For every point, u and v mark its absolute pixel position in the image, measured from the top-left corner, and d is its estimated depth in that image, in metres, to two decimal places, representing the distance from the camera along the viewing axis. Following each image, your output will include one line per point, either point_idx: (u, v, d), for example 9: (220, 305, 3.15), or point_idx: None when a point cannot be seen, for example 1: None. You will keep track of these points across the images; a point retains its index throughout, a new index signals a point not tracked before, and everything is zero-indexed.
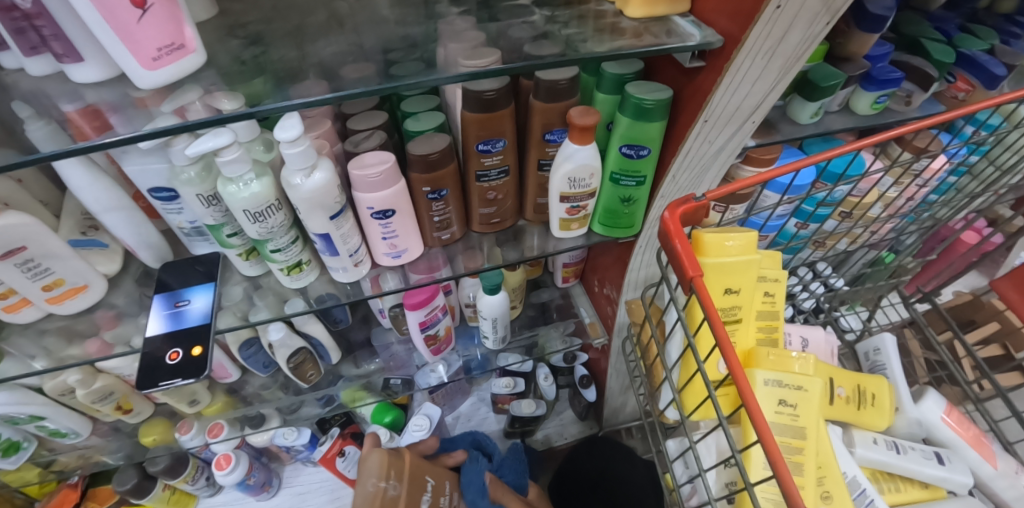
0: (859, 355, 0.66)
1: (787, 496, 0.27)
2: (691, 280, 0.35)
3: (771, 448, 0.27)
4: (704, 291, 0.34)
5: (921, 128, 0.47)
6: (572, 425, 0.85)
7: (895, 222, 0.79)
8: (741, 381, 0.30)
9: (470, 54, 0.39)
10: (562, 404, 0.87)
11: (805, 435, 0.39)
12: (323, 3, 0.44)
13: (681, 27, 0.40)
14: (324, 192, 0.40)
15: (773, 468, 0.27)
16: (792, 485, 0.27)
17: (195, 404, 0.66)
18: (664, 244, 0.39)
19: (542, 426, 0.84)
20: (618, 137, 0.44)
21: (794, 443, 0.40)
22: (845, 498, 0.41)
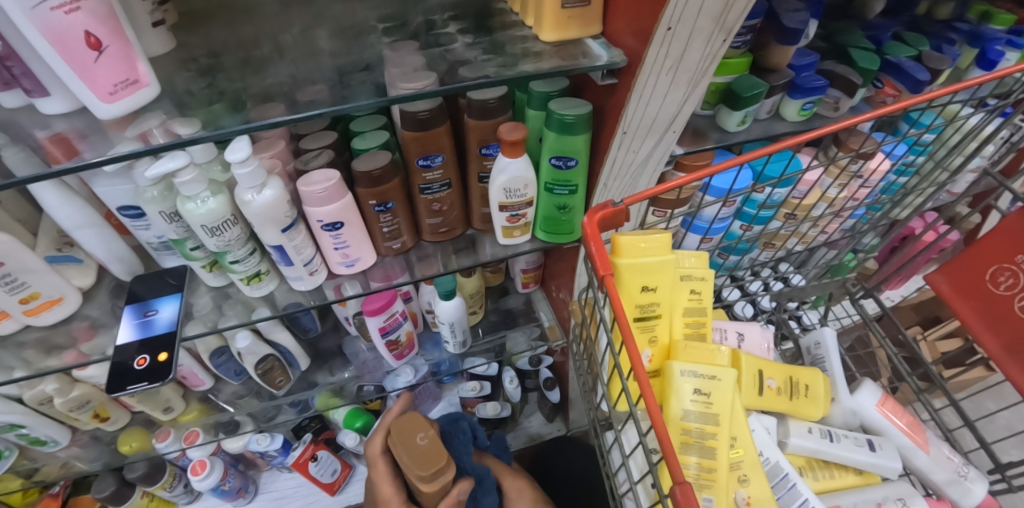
0: (803, 348, 0.68)
1: (671, 470, 0.29)
2: (602, 279, 0.38)
3: (659, 430, 0.30)
4: (614, 289, 0.37)
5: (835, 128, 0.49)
6: (541, 427, 0.87)
7: (845, 222, 0.83)
8: (639, 370, 0.33)
9: (408, 77, 0.42)
10: (531, 407, 0.89)
11: (719, 422, 0.42)
12: (271, 35, 0.48)
13: (593, 49, 0.44)
14: (275, 207, 0.44)
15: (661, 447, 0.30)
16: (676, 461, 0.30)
17: (169, 412, 0.68)
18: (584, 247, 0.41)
19: (511, 430, 0.86)
20: (547, 150, 0.48)
21: (709, 430, 0.42)
22: (761, 481, 0.44)
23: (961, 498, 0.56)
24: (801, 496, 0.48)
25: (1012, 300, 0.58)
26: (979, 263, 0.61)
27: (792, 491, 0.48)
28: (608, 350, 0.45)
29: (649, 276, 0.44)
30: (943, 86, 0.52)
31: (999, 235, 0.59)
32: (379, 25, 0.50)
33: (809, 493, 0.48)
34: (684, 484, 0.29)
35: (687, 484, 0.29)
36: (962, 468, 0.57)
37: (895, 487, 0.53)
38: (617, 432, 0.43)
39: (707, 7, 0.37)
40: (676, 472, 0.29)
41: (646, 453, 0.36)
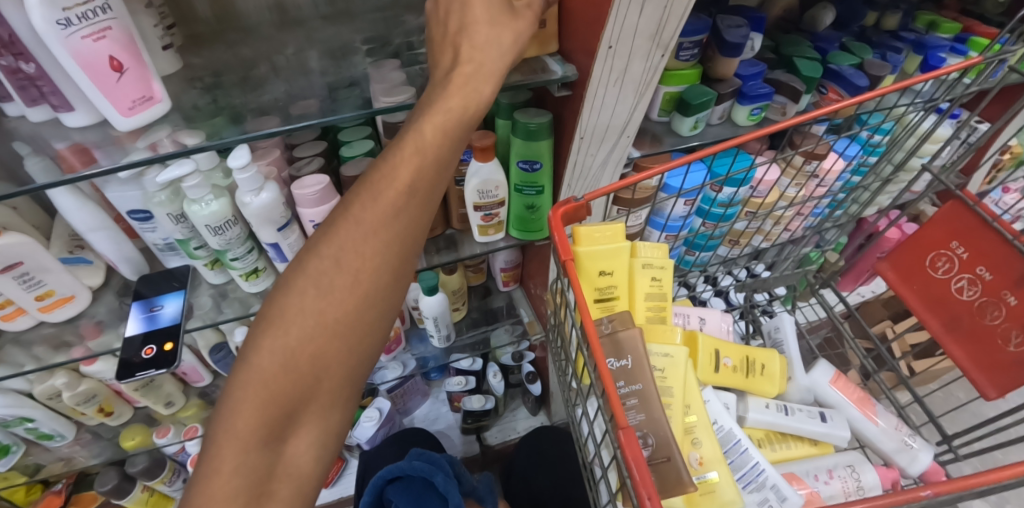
0: (763, 330, 0.72)
1: (615, 417, 0.33)
2: (563, 262, 0.42)
3: (604, 381, 0.34)
4: (572, 271, 0.41)
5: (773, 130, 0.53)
6: (524, 420, 0.94)
7: (805, 218, 0.90)
8: (592, 337, 0.37)
9: (388, 91, 0.48)
10: (515, 401, 0.95)
11: (673, 394, 0.47)
12: (266, 57, 0.54)
13: (551, 65, 0.50)
14: (271, 208, 0.49)
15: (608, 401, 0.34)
16: (620, 408, 0.34)
17: (170, 406, 0.73)
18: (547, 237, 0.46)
19: (496, 423, 0.93)
20: (515, 155, 0.54)
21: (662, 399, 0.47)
22: (712, 444, 0.47)
23: (909, 466, 0.59)
24: (751, 459, 0.50)
25: (949, 283, 0.64)
26: (918, 252, 0.67)
27: (743, 455, 0.50)
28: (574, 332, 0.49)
29: (606, 261, 0.49)
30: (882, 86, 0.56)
31: (933, 227, 0.65)
32: (363, 46, 0.55)
33: (759, 457, 0.50)
34: (626, 428, 0.33)
35: (630, 428, 0.33)
36: (910, 438, 0.60)
37: (846, 456, 0.57)
38: (583, 405, 0.46)
39: (642, 28, 0.43)
40: (619, 418, 0.33)
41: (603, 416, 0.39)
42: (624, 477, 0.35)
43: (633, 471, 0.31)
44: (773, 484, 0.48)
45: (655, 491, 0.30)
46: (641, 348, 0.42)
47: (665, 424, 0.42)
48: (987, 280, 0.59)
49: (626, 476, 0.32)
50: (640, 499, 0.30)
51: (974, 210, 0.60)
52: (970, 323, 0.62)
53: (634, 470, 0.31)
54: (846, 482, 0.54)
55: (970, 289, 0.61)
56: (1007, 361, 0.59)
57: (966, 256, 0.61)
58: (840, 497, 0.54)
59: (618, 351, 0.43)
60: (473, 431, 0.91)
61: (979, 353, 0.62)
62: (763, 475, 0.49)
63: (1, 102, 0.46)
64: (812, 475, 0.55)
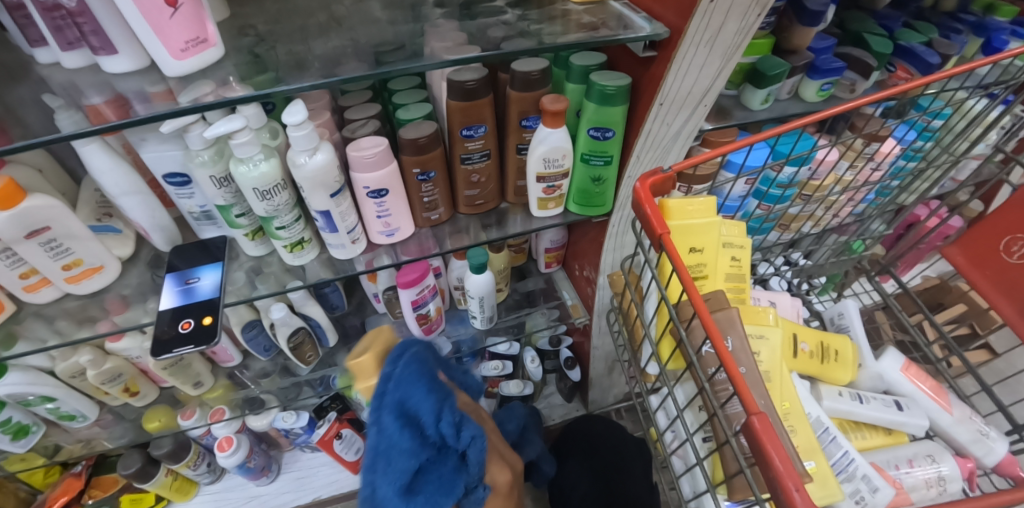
0: (825, 318, 0.68)
1: (745, 402, 0.31)
2: (660, 238, 0.39)
3: (729, 363, 0.31)
4: (672, 245, 0.37)
5: (859, 105, 0.49)
6: (559, 407, 0.89)
7: (855, 206, 0.77)
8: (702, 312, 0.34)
9: (454, 49, 0.43)
10: (549, 388, 0.91)
11: (770, 378, 0.45)
12: (323, 7, 0.48)
13: (635, 22, 0.46)
14: (325, 171, 0.46)
15: (732, 384, 0.32)
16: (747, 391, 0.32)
17: (198, 387, 0.68)
18: (636, 211, 0.42)
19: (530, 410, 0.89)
20: (586, 121, 0.50)
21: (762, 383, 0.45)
22: (808, 431, 0.45)
23: (984, 457, 0.55)
24: (841, 448, 0.48)
25: None
26: (989, 235, 0.62)
27: (833, 443, 0.49)
28: (658, 312, 0.46)
29: (694, 237, 0.46)
30: (989, 55, 0.51)
31: (1009, 212, 0.60)
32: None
33: (848, 446, 0.49)
34: (760, 413, 0.30)
35: (762, 414, 0.31)
36: (984, 428, 0.57)
37: (922, 446, 0.54)
38: (671, 391, 0.44)
39: None
40: (749, 404, 0.31)
41: (712, 401, 0.37)
42: (742, 463, 0.34)
43: (773, 460, 0.29)
44: (864, 475, 0.47)
45: (801, 480, 0.28)
46: (741, 328, 0.41)
47: (769, 410, 0.40)
48: None
49: (761, 466, 0.30)
50: (787, 490, 0.28)
51: None
52: None
53: (776, 460, 0.29)
54: (928, 473, 0.52)
55: None
56: None
57: None
58: (922, 489, 0.52)
59: (720, 332, 0.42)
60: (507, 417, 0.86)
61: None
62: (853, 465, 0.47)
63: (34, 47, 0.41)
64: (894, 465, 0.52)
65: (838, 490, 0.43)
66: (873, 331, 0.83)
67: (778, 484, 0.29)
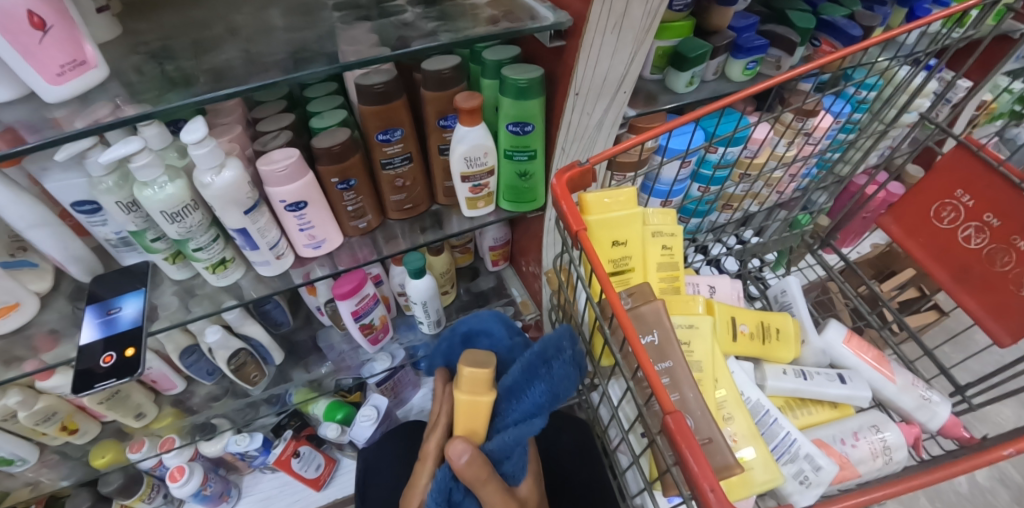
0: (769, 296, 0.69)
1: (661, 402, 0.31)
2: (577, 234, 0.37)
3: (644, 364, 0.31)
4: (588, 242, 0.36)
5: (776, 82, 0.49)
6: None
7: (797, 181, 0.78)
8: (618, 310, 0.34)
9: (359, 51, 0.42)
10: None
11: (702, 367, 0.45)
12: (220, 18, 0.47)
13: (541, 13, 0.45)
14: (235, 188, 0.44)
15: (649, 384, 0.31)
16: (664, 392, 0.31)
17: (141, 418, 0.66)
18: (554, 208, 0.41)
19: None
20: (504, 117, 0.49)
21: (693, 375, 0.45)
22: (744, 417, 0.45)
23: (929, 422, 0.56)
24: (782, 430, 0.49)
25: (956, 233, 0.59)
26: (922, 204, 0.62)
27: (773, 426, 0.49)
28: (587, 308, 0.45)
29: (617, 230, 0.46)
30: (912, 21, 0.50)
31: (936, 177, 0.60)
32: (329, 3, 0.49)
33: (789, 426, 0.49)
34: (675, 412, 0.30)
35: (678, 412, 0.30)
36: (925, 391, 0.57)
37: (867, 417, 0.55)
38: (605, 388, 0.43)
39: None
40: (665, 403, 0.30)
41: (636, 399, 0.37)
42: (669, 462, 0.34)
43: (688, 460, 0.29)
44: (806, 454, 0.47)
45: (716, 479, 0.28)
46: (666, 321, 0.41)
47: (698, 400, 0.40)
48: (996, 226, 0.55)
49: (680, 465, 0.30)
50: (702, 491, 0.28)
51: (978, 155, 0.56)
52: (979, 272, 0.58)
53: (691, 460, 0.29)
54: (873, 444, 0.52)
55: (979, 237, 0.57)
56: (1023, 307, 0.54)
57: (972, 204, 0.57)
58: (869, 460, 0.52)
59: (646, 326, 0.41)
60: None
61: (993, 302, 0.57)
62: (796, 445, 0.48)
63: None
64: (840, 440, 0.53)
65: (779, 473, 0.43)
66: (823, 303, 0.84)
67: (694, 484, 0.28)
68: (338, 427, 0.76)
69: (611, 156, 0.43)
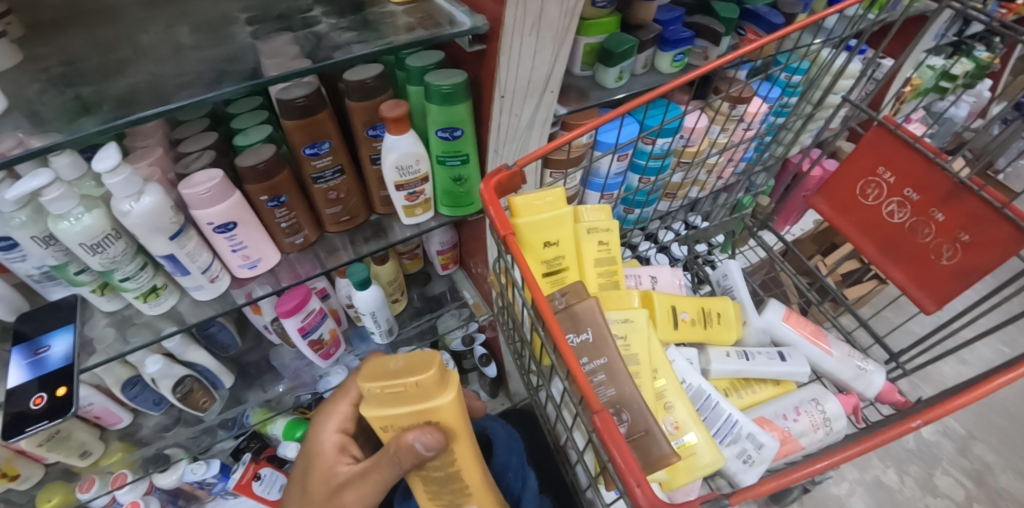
0: (712, 280, 0.71)
1: (588, 401, 0.32)
2: (504, 239, 0.38)
3: (571, 366, 0.32)
4: (515, 246, 0.37)
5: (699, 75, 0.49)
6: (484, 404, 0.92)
7: (735, 165, 0.80)
8: (546, 311, 0.34)
9: (273, 66, 0.41)
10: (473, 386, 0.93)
11: (639, 361, 0.46)
12: (128, 38, 0.45)
13: (459, 17, 0.45)
14: (157, 214, 0.43)
15: (577, 384, 0.32)
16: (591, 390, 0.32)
17: (87, 456, 0.63)
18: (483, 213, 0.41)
19: None
20: (432, 123, 0.49)
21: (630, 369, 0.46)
22: (685, 405, 0.47)
23: (865, 390, 0.59)
24: (724, 412, 0.51)
25: (881, 208, 0.62)
26: (848, 182, 0.65)
27: (715, 410, 0.51)
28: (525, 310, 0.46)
29: (549, 231, 0.46)
30: (831, 7, 0.51)
31: (860, 156, 0.63)
32: (244, 17, 0.48)
33: (730, 408, 0.51)
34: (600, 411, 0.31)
35: (605, 410, 0.31)
36: (861, 361, 0.60)
37: (808, 391, 0.57)
38: (547, 388, 0.44)
39: None
40: (593, 402, 0.31)
41: (573, 399, 0.38)
42: (605, 458, 0.35)
43: (616, 457, 0.30)
44: (749, 434, 0.49)
45: (643, 474, 0.29)
46: (600, 318, 0.42)
47: (636, 393, 0.41)
48: (916, 200, 0.58)
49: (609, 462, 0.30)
50: (630, 487, 0.28)
51: (896, 133, 0.58)
52: (904, 244, 0.61)
53: (618, 456, 0.29)
54: (813, 417, 0.55)
55: (901, 211, 0.60)
56: (945, 275, 0.57)
57: (893, 180, 0.60)
58: (810, 433, 0.54)
59: (580, 325, 0.42)
60: None
61: (918, 272, 0.60)
62: (738, 426, 0.49)
63: None
64: (782, 416, 0.55)
65: (721, 455, 0.45)
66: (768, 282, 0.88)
67: (621, 480, 0.29)
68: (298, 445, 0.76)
69: (541, 158, 0.43)
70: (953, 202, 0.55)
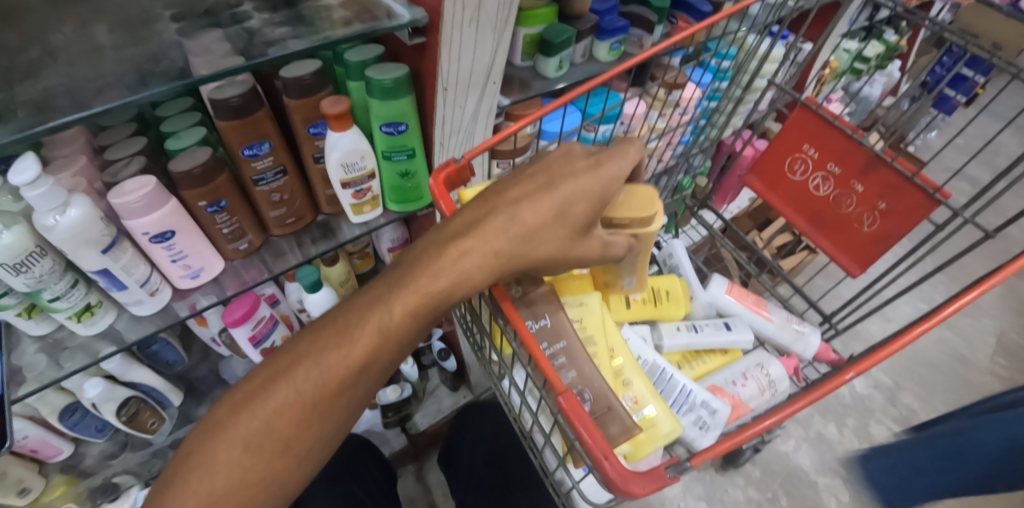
0: (659, 260, 0.74)
1: (552, 382, 0.32)
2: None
3: (533, 350, 0.32)
4: None
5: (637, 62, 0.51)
6: (447, 399, 0.93)
7: (675, 148, 0.84)
8: (505, 302, 0.35)
9: (201, 65, 0.40)
10: (436, 382, 0.94)
11: (595, 341, 0.48)
12: (36, 38, 0.42)
13: (396, 10, 0.45)
14: (86, 227, 0.40)
15: (539, 367, 0.32)
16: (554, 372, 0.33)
17: (25, 493, 0.59)
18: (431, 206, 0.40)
19: (419, 409, 0.90)
20: (375, 118, 0.49)
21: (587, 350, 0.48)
22: (642, 380, 0.48)
23: (804, 352, 0.63)
24: (678, 384, 0.53)
25: (808, 181, 0.67)
26: (779, 158, 0.69)
27: (670, 382, 0.53)
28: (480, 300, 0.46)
29: None
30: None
31: (789, 133, 0.67)
32: (168, 14, 0.46)
33: (684, 379, 0.53)
34: (564, 390, 0.31)
35: (569, 391, 0.32)
36: (799, 324, 0.64)
37: (754, 357, 0.61)
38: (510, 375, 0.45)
39: None
40: (557, 385, 0.32)
41: (536, 382, 0.39)
42: (572, 436, 0.36)
43: (583, 435, 0.30)
44: (703, 401, 0.52)
45: (609, 447, 0.30)
46: (556, 304, 0.43)
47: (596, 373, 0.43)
48: (838, 173, 0.63)
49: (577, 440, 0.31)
50: (599, 460, 0.30)
51: (817, 113, 0.62)
52: (829, 214, 0.66)
53: (584, 432, 0.30)
54: (760, 380, 0.59)
55: (826, 183, 0.65)
56: (866, 240, 0.63)
57: (818, 154, 0.65)
58: (757, 396, 0.58)
59: (537, 312, 0.43)
60: (396, 423, 0.88)
61: (842, 238, 0.66)
62: (692, 396, 0.52)
63: None
64: (731, 382, 0.59)
65: (678, 423, 0.47)
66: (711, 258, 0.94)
67: (590, 455, 0.30)
68: None
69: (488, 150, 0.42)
70: (870, 172, 0.60)
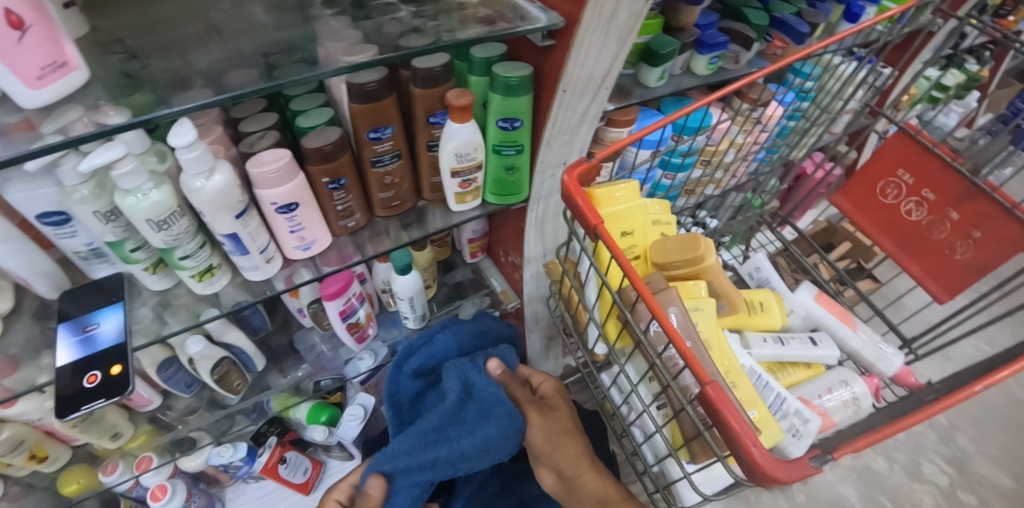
0: (743, 275, 0.75)
1: (697, 373, 0.34)
2: (595, 229, 0.39)
3: (680, 345, 0.34)
4: (609, 235, 0.39)
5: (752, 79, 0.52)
6: None
7: (749, 166, 0.85)
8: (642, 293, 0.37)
9: (347, 50, 0.41)
10: None
11: (710, 343, 0.50)
12: (197, 14, 0.45)
13: (532, 12, 0.47)
14: (226, 192, 0.43)
15: (684, 359, 0.34)
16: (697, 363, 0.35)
17: (117, 438, 0.62)
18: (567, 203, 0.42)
19: None
20: (493, 113, 0.50)
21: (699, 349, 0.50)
22: (747, 384, 0.50)
23: (887, 370, 0.63)
24: (773, 390, 0.54)
25: (899, 207, 0.67)
26: (867, 183, 0.69)
27: (765, 388, 0.55)
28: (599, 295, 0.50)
29: (624, 222, 0.51)
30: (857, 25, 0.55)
31: (881, 157, 0.67)
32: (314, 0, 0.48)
33: (779, 387, 0.54)
34: (711, 383, 0.33)
35: (715, 382, 0.34)
36: (883, 344, 0.64)
37: (838, 374, 0.61)
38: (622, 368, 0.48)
39: None
40: (703, 377, 0.34)
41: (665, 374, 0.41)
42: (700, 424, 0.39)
43: (730, 423, 0.32)
44: (796, 410, 0.52)
45: (756, 436, 0.32)
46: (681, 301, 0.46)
47: (718, 375, 0.45)
48: (933, 200, 0.63)
49: (722, 429, 0.33)
50: (747, 447, 0.32)
51: (915, 139, 0.63)
52: (917, 239, 0.66)
53: (733, 421, 0.32)
54: (845, 396, 0.58)
55: (919, 210, 0.65)
56: (956, 269, 0.63)
57: (912, 181, 0.65)
58: (842, 410, 0.58)
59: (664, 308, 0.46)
60: None
61: (931, 264, 0.65)
62: (786, 404, 0.53)
63: None
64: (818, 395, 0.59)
65: (778, 431, 0.48)
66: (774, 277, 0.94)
67: (737, 443, 0.32)
68: (323, 430, 0.77)
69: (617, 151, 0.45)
70: (967, 201, 0.59)
